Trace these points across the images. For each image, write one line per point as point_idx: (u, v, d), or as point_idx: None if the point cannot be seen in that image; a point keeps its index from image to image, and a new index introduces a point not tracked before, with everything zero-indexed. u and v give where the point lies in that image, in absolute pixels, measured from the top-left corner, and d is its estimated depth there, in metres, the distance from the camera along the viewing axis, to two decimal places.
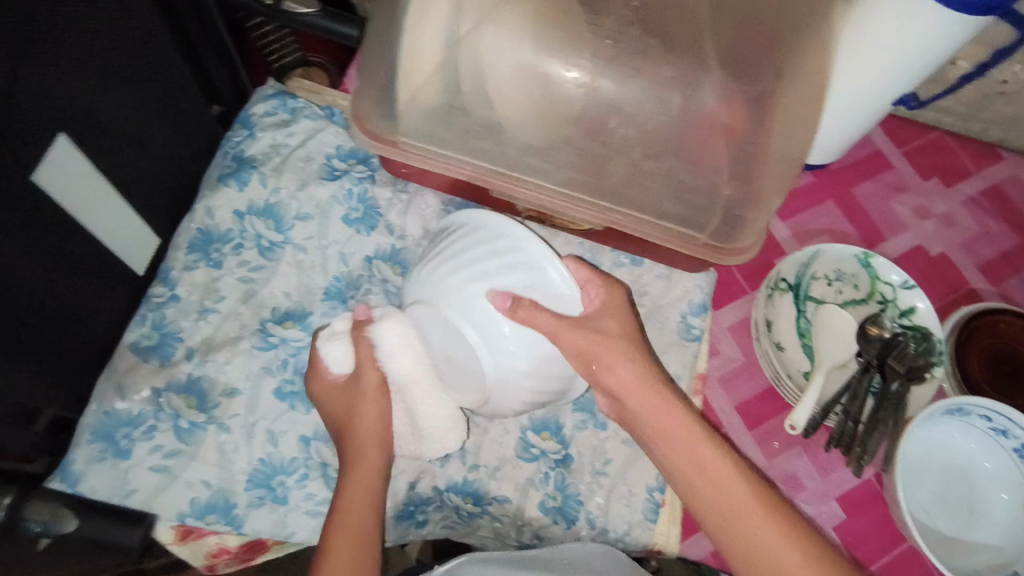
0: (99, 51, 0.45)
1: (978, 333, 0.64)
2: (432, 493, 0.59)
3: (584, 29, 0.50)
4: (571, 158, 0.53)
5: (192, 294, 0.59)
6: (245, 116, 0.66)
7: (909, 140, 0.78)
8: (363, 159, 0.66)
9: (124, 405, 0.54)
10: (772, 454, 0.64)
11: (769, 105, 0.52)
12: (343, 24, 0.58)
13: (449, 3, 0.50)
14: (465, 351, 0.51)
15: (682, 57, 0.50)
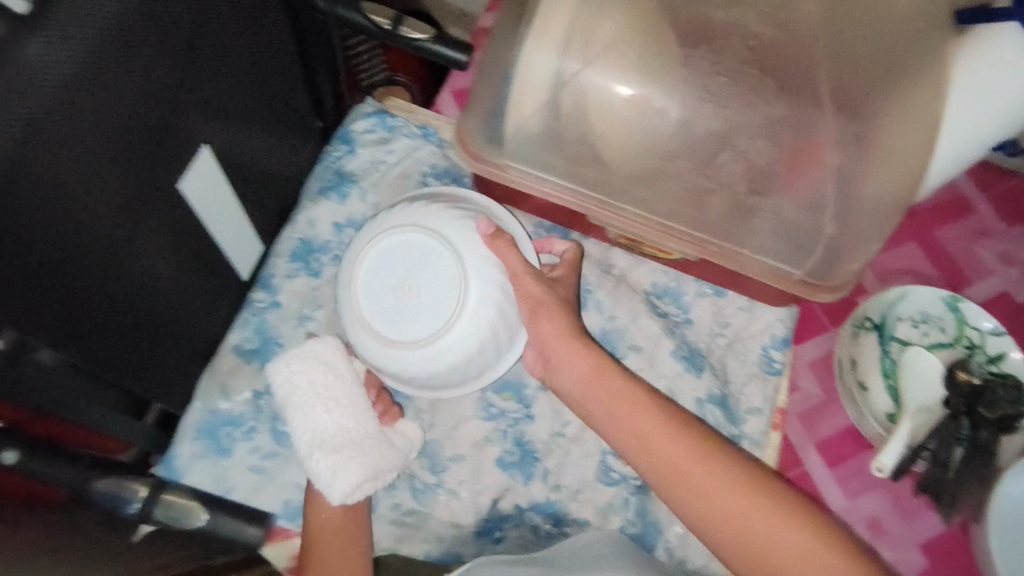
0: (250, 71, 0.48)
1: None
2: (512, 511, 0.59)
3: (704, 67, 0.53)
4: (677, 191, 0.55)
5: (292, 301, 0.61)
6: (345, 131, 0.67)
7: (996, 184, 0.77)
8: (456, 179, 0.67)
9: (227, 405, 0.57)
10: (852, 496, 0.64)
11: (877, 146, 0.52)
12: (455, 50, 0.60)
13: (571, 40, 0.53)
14: (429, 285, 0.55)
15: (796, 97, 0.53)
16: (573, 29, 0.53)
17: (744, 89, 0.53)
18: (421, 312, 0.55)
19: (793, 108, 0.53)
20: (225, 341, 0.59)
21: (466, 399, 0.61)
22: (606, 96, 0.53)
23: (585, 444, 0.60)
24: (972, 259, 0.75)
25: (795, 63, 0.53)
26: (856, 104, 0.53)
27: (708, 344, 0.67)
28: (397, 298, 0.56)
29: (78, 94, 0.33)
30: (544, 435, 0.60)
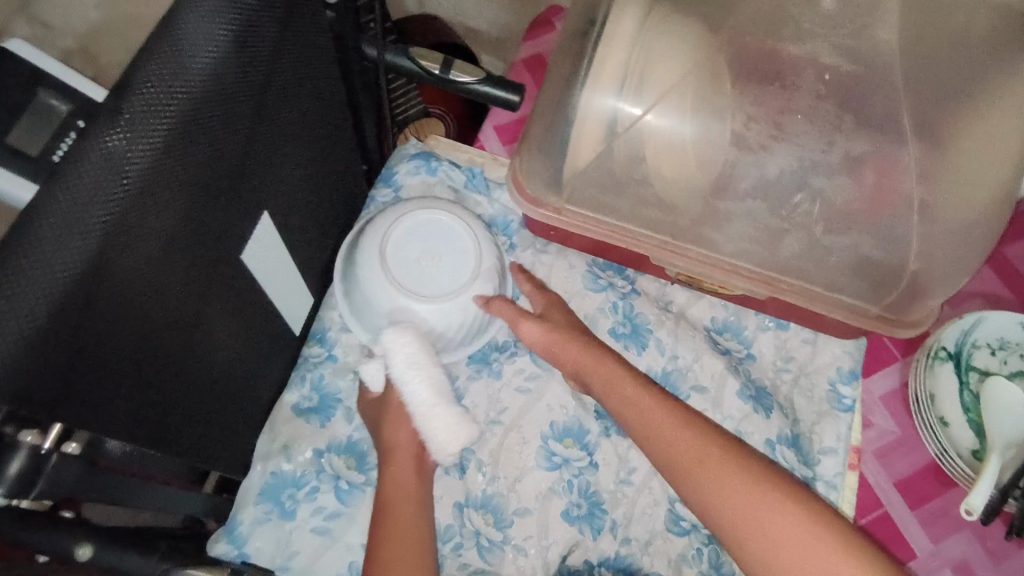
0: (298, 132, 0.49)
1: None
2: (582, 567, 0.56)
3: (776, 104, 0.50)
4: (747, 231, 0.52)
5: (349, 355, 0.60)
6: (390, 175, 0.67)
7: None
8: (503, 223, 0.68)
9: (289, 466, 0.55)
10: (937, 538, 0.60)
11: (967, 176, 0.49)
12: (505, 90, 0.58)
13: (632, 74, 0.49)
14: (449, 260, 0.58)
15: (877, 131, 0.49)
16: (637, 67, 0.49)
17: (820, 122, 0.50)
18: (438, 282, 0.57)
19: (877, 141, 0.49)
20: (282, 398, 0.58)
21: (528, 447, 0.59)
22: (673, 136, 0.50)
23: (653, 493, 0.58)
24: None
25: (873, 92, 0.50)
26: (944, 133, 0.49)
27: (773, 381, 0.65)
28: (421, 261, 0.57)
29: (153, 193, 0.33)
30: (610, 484, 0.58)
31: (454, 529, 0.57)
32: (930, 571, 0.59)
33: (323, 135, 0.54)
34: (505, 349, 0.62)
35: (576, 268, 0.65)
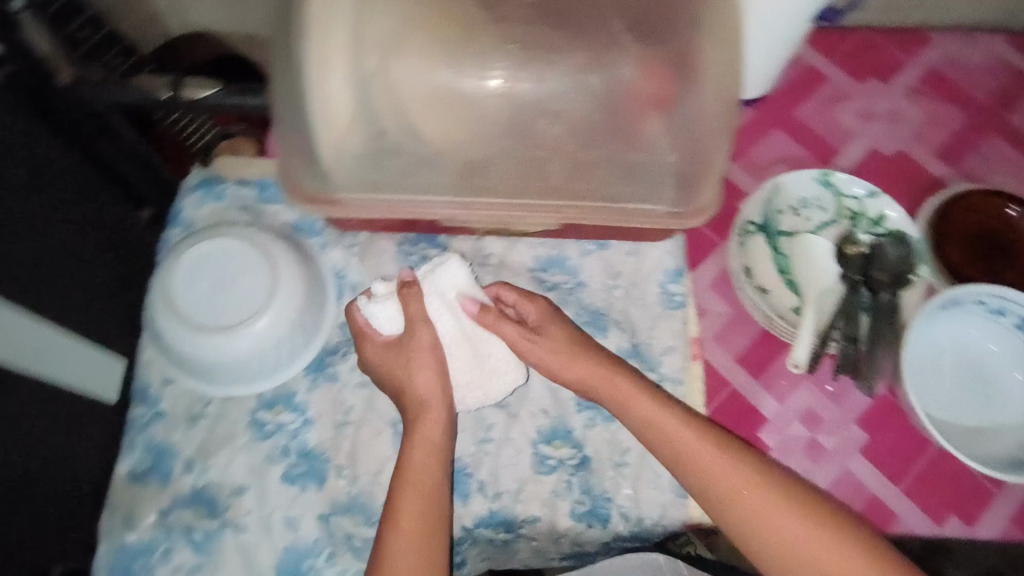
0: (19, 211, 0.49)
1: (953, 219, 0.64)
2: (463, 533, 0.58)
3: (496, 37, 0.51)
4: (514, 168, 0.53)
5: (177, 405, 0.58)
6: (180, 215, 0.64)
7: (836, 47, 0.73)
8: (307, 229, 0.64)
9: (134, 536, 0.54)
10: (783, 398, 0.64)
11: (685, 65, 0.51)
12: (252, 95, 0.57)
13: (347, 53, 0.50)
14: (244, 283, 0.57)
15: (590, 39, 0.52)
16: (357, 46, 0.50)
17: (536, 46, 0.52)
18: (236, 306, 0.56)
19: (595, 54, 0.52)
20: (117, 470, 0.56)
21: (381, 437, 0.57)
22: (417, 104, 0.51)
23: (512, 440, 0.60)
24: None
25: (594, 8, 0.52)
26: (660, 28, 0.52)
27: (606, 301, 0.67)
28: (212, 289, 0.56)
29: None
30: (469, 447, 0.59)
31: (323, 541, 0.55)
32: (783, 432, 0.63)
33: (62, 204, 0.53)
34: (336, 350, 0.60)
35: (387, 250, 0.64)
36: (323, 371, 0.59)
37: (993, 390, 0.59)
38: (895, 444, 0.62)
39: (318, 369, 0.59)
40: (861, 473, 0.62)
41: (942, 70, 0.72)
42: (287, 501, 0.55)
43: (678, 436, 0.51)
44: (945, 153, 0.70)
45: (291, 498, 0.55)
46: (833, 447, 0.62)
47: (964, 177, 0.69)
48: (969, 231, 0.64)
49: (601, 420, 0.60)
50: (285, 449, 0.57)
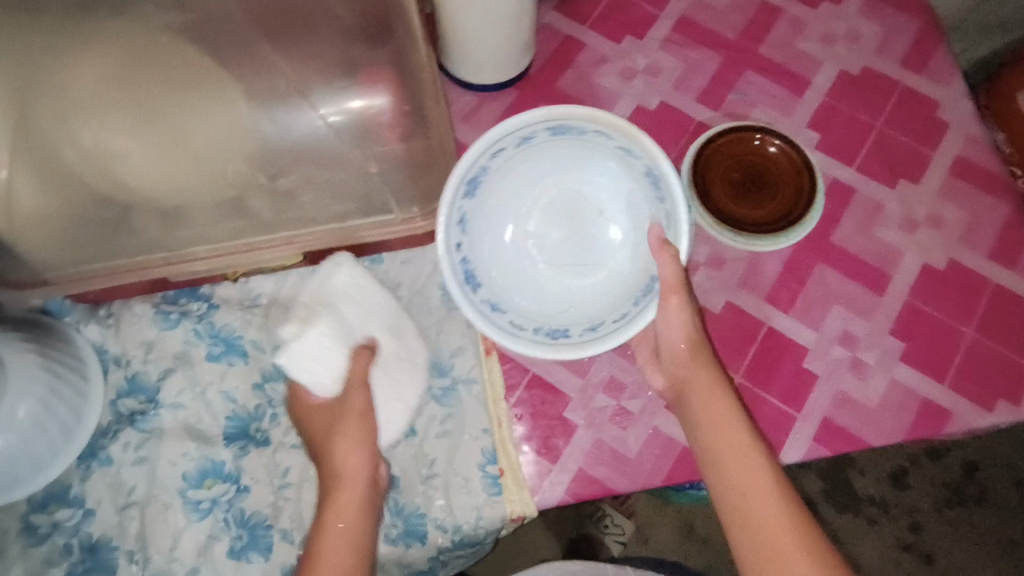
0: None
1: (733, 188, 0.64)
2: (431, 562, 0.57)
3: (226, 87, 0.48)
4: (355, 191, 0.51)
5: (103, 501, 0.54)
6: (56, 302, 0.58)
7: (716, 6, 0.75)
8: (196, 295, 0.59)
9: None
10: (737, 368, 0.62)
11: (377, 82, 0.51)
12: (78, 122, 0.47)
13: (89, 112, 0.47)
14: None
15: (273, 78, 0.50)
16: (25, 133, 0.47)
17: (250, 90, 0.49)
18: None
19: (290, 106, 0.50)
20: (46, 569, 0.53)
21: None
22: (249, 142, 0.49)
23: (461, 471, 0.57)
24: (748, 90, 0.72)
25: (331, 57, 0.51)
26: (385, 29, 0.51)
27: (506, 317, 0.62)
28: None
29: None
30: (418, 487, 0.57)
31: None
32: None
33: None
34: (260, 415, 0.56)
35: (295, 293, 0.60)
36: (249, 438, 0.56)
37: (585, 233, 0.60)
38: (857, 419, 0.60)
39: (243, 437, 0.56)
40: (825, 451, 0.59)
41: (811, 19, 0.74)
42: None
43: (738, 470, 0.49)
44: (834, 92, 0.72)
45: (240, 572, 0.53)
46: (792, 418, 0.60)
47: (854, 114, 0.71)
48: (754, 191, 0.64)
49: (549, 430, 0.59)
50: (225, 523, 0.54)
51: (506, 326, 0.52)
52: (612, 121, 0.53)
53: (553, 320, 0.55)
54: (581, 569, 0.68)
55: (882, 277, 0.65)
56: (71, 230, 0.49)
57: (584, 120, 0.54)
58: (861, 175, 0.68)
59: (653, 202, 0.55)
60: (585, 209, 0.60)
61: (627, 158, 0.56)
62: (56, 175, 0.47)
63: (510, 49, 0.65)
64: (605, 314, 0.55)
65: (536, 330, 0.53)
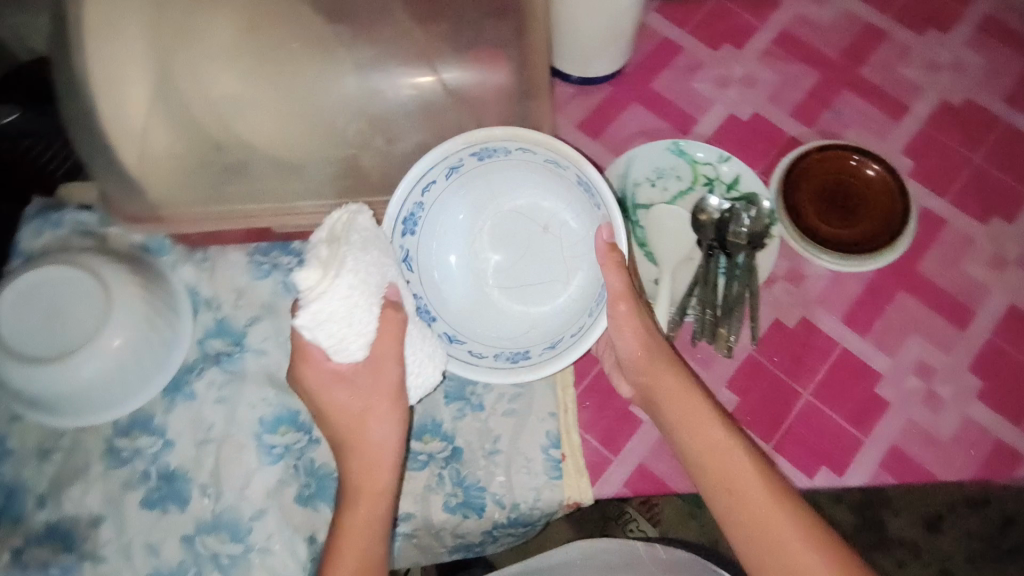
0: None
1: (816, 206, 0.64)
2: (484, 536, 0.58)
3: (346, 53, 0.52)
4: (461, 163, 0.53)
5: (183, 434, 0.56)
6: (156, 242, 0.61)
7: (820, 22, 0.75)
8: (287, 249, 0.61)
9: (161, 562, 0.53)
10: (807, 383, 0.61)
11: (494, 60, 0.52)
12: (213, 69, 0.50)
13: (223, 60, 0.50)
14: (76, 310, 0.53)
15: (395, 46, 0.52)
16: (163, 73, 0.49)
17: (372, 56, 0.52)
18: (73, 331, 0.53)
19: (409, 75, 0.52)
20: (124, 492, 0.54)
21: None
22: (374, 104, 0.52)
23: (525, 451, 0.58)
24: (844, 109, 0.71)
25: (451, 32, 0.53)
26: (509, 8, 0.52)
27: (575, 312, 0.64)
28: (46, 321, 0.53)
29: None
30: (479, 460, 0.58)
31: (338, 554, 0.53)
32: (809, 441, 0.59)
33: None
34: None
35: None
36: None
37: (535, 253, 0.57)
38: (927, 450, 0.59)
39: None
40: (891, 478, 0.59)
41: (915, 45, 0.74)
42: (307, 522, 0.54)
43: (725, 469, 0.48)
44: (932, 120, 0.71)
45: (306, 519, 0.54)
46: (859, 440, 0.59)
47: (951, 144, 0.70)
48: (841, 211, 0.63)
49: (613, 422, 0.59)
50: (295, 470, 0.55)
51: (465, 357, 0.51)
52: (525, 133, 0.51)
53: (514, 342, 0.53)
54: (612, 546, 0.61)
55: (965, 311, 0.64)
56: (191, 173, 0.51)
57: (504, 142, 0.51)
58: (953, 207, 0.67)
59: (590, 210, 0.52)
60: (534, 224, 0.57)
61: (555, 171, 0.52)
62: (190, 121, 0.50)
63: (612, 50, 0.66)
64: (566, 327, 0.52)
65: (497, 356, 0.52)
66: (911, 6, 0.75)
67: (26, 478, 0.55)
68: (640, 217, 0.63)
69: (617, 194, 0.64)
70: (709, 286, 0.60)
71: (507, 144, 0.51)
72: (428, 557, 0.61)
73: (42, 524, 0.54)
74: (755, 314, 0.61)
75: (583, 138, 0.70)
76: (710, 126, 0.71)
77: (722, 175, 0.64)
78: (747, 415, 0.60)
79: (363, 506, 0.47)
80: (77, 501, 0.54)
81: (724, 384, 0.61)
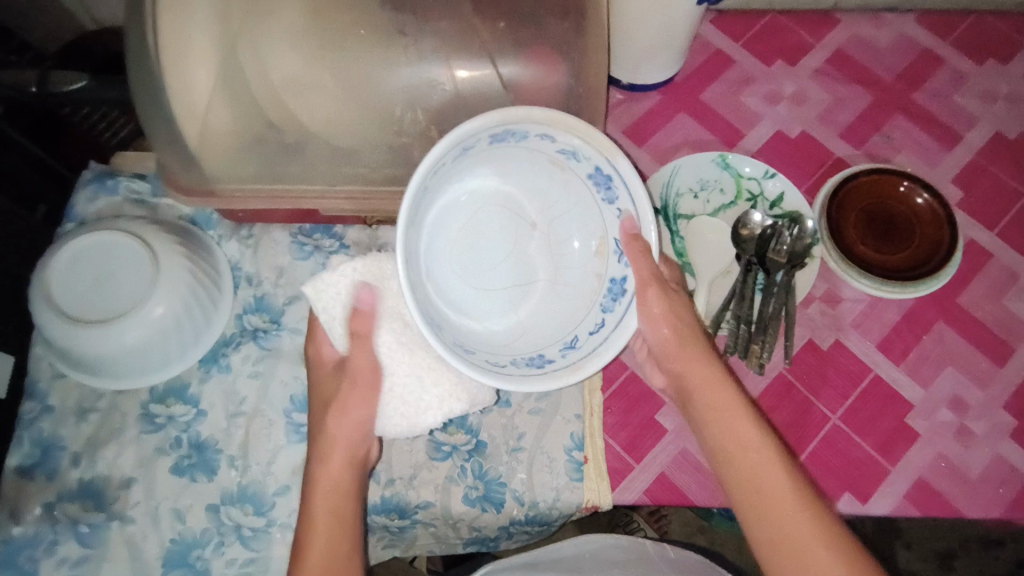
0: None
1: (859, 232, 0.63)
2: (500, 531, 0.59)
3: (407, 42, 0.52)
4: None
5: (215, 405, 0.57)
6: (204, 216, 0.63)
7: (876, 44, 0.74)
8: (328, 232, 0.62)
9: (186, 528, 0.54)
10: (837, 407, 0.61)
11: (552, 61, 0.53)
12: (278, 51, 0.51)
13: (288, 43, 0.51)
14: (125, 276, 0.55)
15: (454, 38, 0.53)
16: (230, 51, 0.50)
17: (431, 48, 0.53)
18: (119, 297, 0.54)
19: (465, 68, 0.53)
20: (155, 457, 0.56)
21: (415, 444, 0.58)
22: (431, 95, 0.53)
23: (548, 451, 0.58)
24: (895, 134, 0.70)
25: (509, 28, 0.53)
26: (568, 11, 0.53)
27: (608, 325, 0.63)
28: (94, 285, 0.54)
29: None
30: (502, 456, 0.58)
31: None
32: (834, 465, 0.59)
33: None
34: None
35: None
36: None
37: (521, 249, 0.55)
38: (956, 485, 0.58)
39: None
40: (916, 510, 0.58)
41: (973, 73, 0.72)
42: None
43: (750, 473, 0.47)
44: (985, 152, 0.70)
45: None
46: (886, 468, 0.59)
47: (1002, 177, 0.69)
48: (884, 237, 0.63)
49: (637, 430, 0.59)
50: None
51: (488, 365, 0.47)
52: (552, 120, 0.48)
53: (526, 344, 0.51)
54: (622, 542, 0.59)
55: (1004, 348, 0.63)
56: (249, 149, 0.53)
57: (525, 126, 0.48)
58: (999, 241, 0.66)
59: (595, 205, 0.51)
60: (520, 218, 0.55)
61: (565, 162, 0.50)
62: (250, 100, 0.51)
63: (663, 61, 0.66)
64: (586, 325, 0.50)
65: (516, 362, 0.49)
66: (970, 34, 0.74)
67: (63, 435, 0.56)
68: (680, 227, 0.64)
69: (659, 202, 0.64)
70: (746, 302, 0.59)
71: (530, 127, 0.48)
72: (442, 546, 0.62)
73: (76, 481, 0.55)
74: (789, 335, 0.60)
75: (627, 144, 0.70)
76: (756, 141, 0.70)
77: (767, 191, 0.64)
78: (773, 433, 0.60)
79: None
80: (111, 462, 0.56)
81: (752, 401, 0.60)
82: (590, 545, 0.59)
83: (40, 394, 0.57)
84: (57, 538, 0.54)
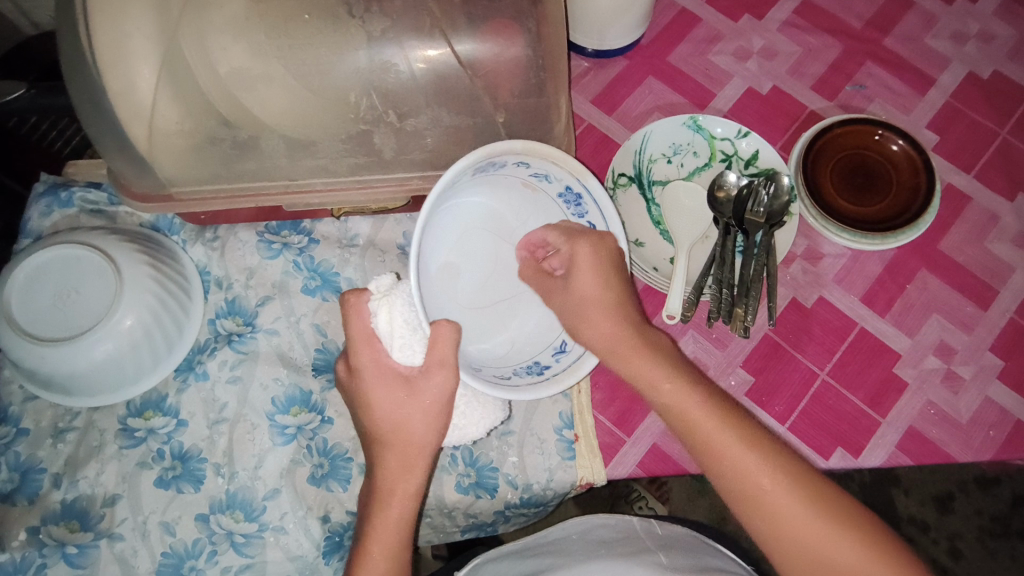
0: None
1: (834, 188, 0.62)
2: (495, 515, 0.58)
3: (359, 25, 0.50)
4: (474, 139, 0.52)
5: (196, 413, 0.56)
6: (166, 221, 0.61)
7: None
8: (295, 228, 0.61)
9: (177, 540, 0.53)
10: (823, 363, 0.60)
11: (509, 33, 0.51)
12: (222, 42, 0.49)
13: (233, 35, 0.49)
14: (90, 291, 0.53)
15: (407, 18, 0.51)
16: (171, 46, 0.47)
17: (384, 29, 0.51)
18: (85, 311, 0.52)
19: (420, 47, 0.51)
20: (138, 472, 0.55)
21: None
22: (386, 77, 0.51)
23: (537, 433, 0.57)
24: (867, 82, 0.69)
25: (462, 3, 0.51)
26: None
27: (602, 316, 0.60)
28: (58, 302, 0.52)
29: None
30: (492, 441, 0.57)
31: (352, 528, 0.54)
32: (825, 422, 0.59)
33: None
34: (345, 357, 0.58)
35: (388, 244, 0.60)
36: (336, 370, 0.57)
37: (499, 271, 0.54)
38: (946, 431, 0.58)
39: (331, 369, 0.57)
40: (907, 459, 0.58)
41: (944, 13, 0.71)
42: (319, 501, 0.54)
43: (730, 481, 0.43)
44: (958, 94, 0.69)
45: (320, 498, 0.54)
46: (876, 420, 0.59)
47: (976, 118, 0.68)
48: (859, 188, 0.62)
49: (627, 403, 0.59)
50: (308, 449, 0.55)
51: (491, 378, 0.46)
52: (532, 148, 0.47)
53: (517, 349, 0.50)
54: (608, 521, 0.57)
55: (988, 291, 0.62)
56: (202, 149, 0.51)
57: (505, 157, 0.47)
58: (978, 183, 0.66)
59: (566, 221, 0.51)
60: (499, 239, 0.54)
61: (537, 185, 0.50)
62: (198, 95, 0.49)
63: (627, 24, 0.64)
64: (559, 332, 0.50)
65: (518, 373, 0.48)
66: None
67: (41, 457, 0.55)
68: (655, 195, 0.63)
69: (631, 170, 0.63)
70: (726, 265, 0.58)
71: (510, 157, 0.47)
72: (440, 536, 0.61)
73: (59, 503, 0.54)
74: (773, 295, 0.59)
75: (596, 113, 0.68)
76: (728, 100, 0.69)
77: (741, 151, 0.63)
78: (762, 395, 0.59)
79: (384, 504, 0.45)
80: (93, 480, 0.54)
81: (739, 364, 0.60)
82: (577, 525, 0.57)
83: (13, 418, 0.56)
84: (45, 561, 0.53)
